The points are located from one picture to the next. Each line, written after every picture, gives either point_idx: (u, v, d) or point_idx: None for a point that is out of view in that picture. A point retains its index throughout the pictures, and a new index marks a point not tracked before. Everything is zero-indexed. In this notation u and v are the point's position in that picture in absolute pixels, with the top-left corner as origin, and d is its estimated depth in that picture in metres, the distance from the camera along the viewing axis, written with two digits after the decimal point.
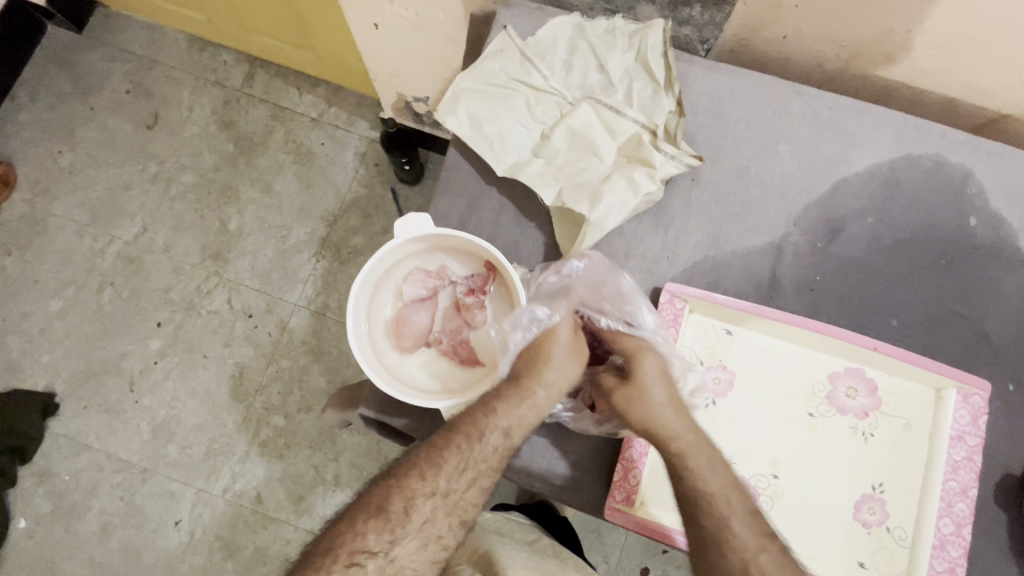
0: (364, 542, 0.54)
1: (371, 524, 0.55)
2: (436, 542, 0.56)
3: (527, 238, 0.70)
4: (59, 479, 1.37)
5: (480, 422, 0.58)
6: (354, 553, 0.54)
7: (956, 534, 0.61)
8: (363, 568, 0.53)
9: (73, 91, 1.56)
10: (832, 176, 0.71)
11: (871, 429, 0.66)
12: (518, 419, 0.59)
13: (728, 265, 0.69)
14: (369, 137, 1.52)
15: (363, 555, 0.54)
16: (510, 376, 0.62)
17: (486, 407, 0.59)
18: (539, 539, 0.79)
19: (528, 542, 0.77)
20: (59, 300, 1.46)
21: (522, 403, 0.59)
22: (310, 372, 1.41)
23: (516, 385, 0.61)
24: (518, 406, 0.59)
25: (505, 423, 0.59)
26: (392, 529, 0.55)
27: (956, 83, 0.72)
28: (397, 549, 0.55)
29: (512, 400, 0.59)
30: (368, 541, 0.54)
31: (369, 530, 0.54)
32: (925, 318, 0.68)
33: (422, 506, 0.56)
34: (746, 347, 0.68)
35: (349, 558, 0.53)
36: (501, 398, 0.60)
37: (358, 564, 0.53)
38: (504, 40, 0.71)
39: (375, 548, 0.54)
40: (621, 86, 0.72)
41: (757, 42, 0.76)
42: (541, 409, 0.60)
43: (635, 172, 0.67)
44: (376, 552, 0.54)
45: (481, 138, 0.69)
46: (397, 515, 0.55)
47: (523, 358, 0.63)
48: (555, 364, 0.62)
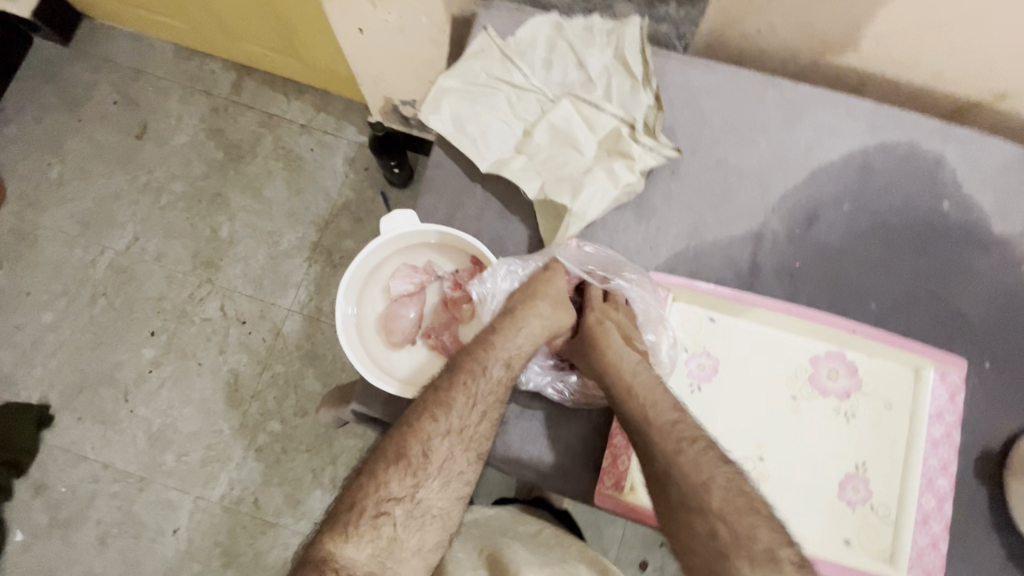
0: (387, 490, 0.57)
1: (393, 472, 0.57)
2: (457, 478, 0.60)
3: (512, 233, 0.71)
4: (55, 491, 1.37)
5: (482, 358, 0.61)
6: (381, 502, 0.56)
7: (936, 508, 0.64)
8: (392, 514, 0.56)
9: (60, 103, 1.57)
10: (808, 165, 0.72)
11: (853, 410, 0.67)
12: (518, 351, 0.63)
13: (709, 254, 0.71)
14: (358, 142, 1.53)
15: (389, 501, 0.57)
16: (505, 309, 0.65)
17: (486, 344, 0.62)
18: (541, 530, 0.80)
19: (531, 534, 0.79)
20: (51, 312, 1.46)
21: (522, 334, 0.63)
22: (305, 376, 1.41)
23: (512, 316, 0.64)
24: (516, 338, 0.63)
25: (506, 356, 0.62)
26: (413, 473, 0.58)
27: (925, 71, 0.74)
28: (422, 490, 0.58)
29: (510, 332, 0.63)
30: (392, 488, 0.57)
31: (392, 477, 0.57)
32: (902, 300, 0.70)
33: (439, 447, 0.59)
34: (730, 333, 0.70)
35: (376, 507, 0.56)
36: (500, 332, 0.63)
37: (386, 512, 0.56)
38: (484, 40, 0.72)
39: (400, 493, 0.57)
40: (600, 82, 0.73)
41: (732, 37, 0.78)
42: (537, 334, 0.64)
43: (615, 164, 0.69)
44: (401, 497, 0.57)
45: (464, 136, 0.70)
46: (416, 460, 0.58)
47: (519, 292, 0.66)
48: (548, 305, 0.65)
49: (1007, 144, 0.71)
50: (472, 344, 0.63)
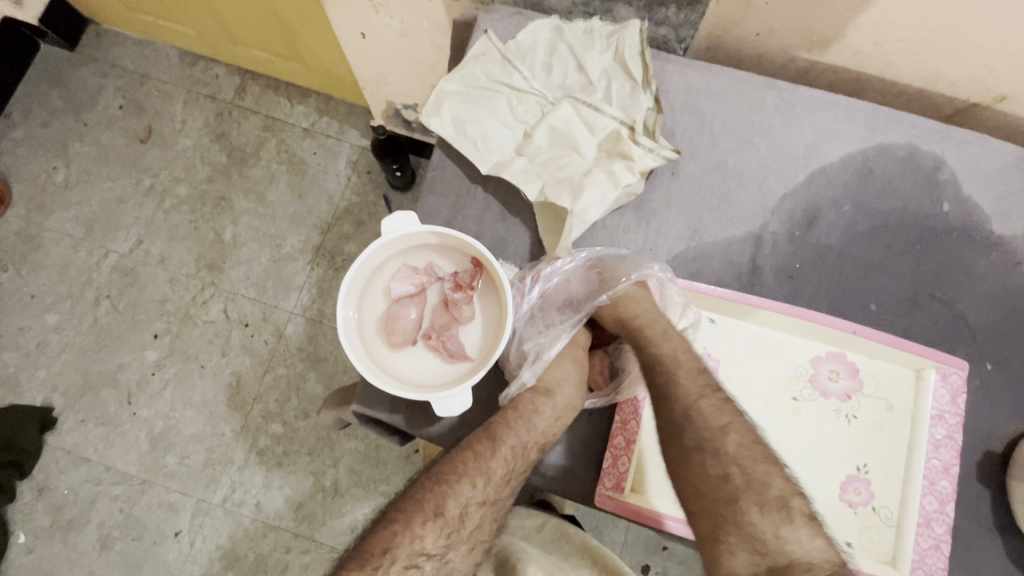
0: (422, 544, 0.57)
1: (428, 527, 0.58)
2: (479, 543, 0.61)
3: (512, 235, 0.71)
4: (58, 493, 1.37)
5: (522, 437, 0.64)
6: (414, 554, 0.57)
7: (939, 511, 0.63)
8: (422, 569, 0.57)
9: (66, 108, 1.58)
10: (807, 167, 0.73)
11: (854, 411, 0.67)
12: (551, 429, 0.66)
13: (709, 255, 0.71)
14: (360, 145, 1.54)
15: (422, 556, 0.57)
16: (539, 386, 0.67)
17: (525, 420, 0.64)
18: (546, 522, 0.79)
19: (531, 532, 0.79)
20: (55, 314, 1.47)
21: (557, 411, 0.66)
22: (307, 378, 1.42)
23: (549, 394, 0.67)
24: (552, 416, 0.66)
25: (542, 432, 0.65)
26: (447, 532, 0.59)
27: (925, 74, 0.74)
28: (451, 550, 0.59)
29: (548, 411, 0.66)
30: (426, 543, 0.57)
31: (428, 533, 0.57)
32: (902, 302, 0.70)
33: (471, 512, 0.60)
34: (730, 335, 0.70)
35: (408, 559, 0.56)
36: (539, 407, 0.66)
37: (417, 565, 0.57)
38: (485, 43, 0.72)
39: (432, 550, 0.58)
40: (600, 85, 0.74)
41: (731, 40, 0.79)
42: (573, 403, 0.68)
43: (615, 165, 0.69)
44: (433, 554, 0.58)
45: (464, 139, 0.71)
46: (451, 521, 0.59)
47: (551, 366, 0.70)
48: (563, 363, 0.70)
49: (1007, 145, 0.71)
50: (509, 412, 0.65)
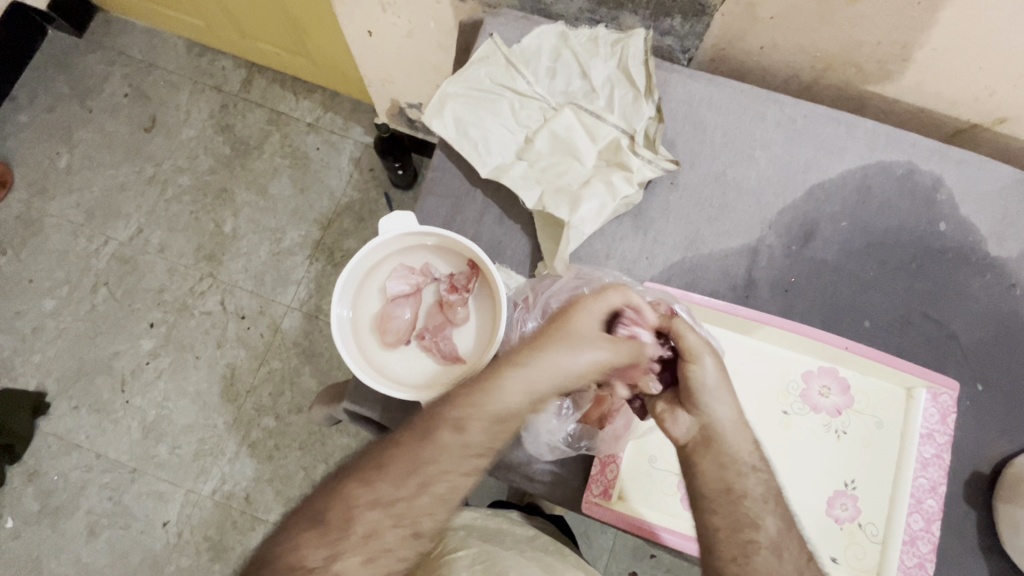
0: (302, 554, 0.52)
1: (311, 535, 0.52)
2: (384, 555, 0.53)
3: (510, 238, 0.71)
4: (47, 478, 1.37)
5: (431, 419, 0.55)
6: (296, 567, 0.51)
7: (925, 529, 0.63)
8: None
9: (72, 94, 1.59)
10: (807, 182, 0.73)
11: (844, 427, 0.67)
12: (473, 411, 0.55)
13: (706, 266, 0.71)
14: (363, 143, 1.55)
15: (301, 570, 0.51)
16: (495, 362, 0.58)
17: (444, 401, 0.56)
18: (538, 536, 0.80)
19: (527, 537, 0.79)
20: (52, 299, 1.47)
21: (489, 394, 0.55)
22: (301, 373, 1.42)
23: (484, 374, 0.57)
24: (475, 397, 0.55)
25: (462, 415, 0.55)
26: (331, 540, 0.52)
27: (927, 93, 0.75)
28: (339, 563, 0.52)
29: (471, 392, 0.56)
30: (306, 554, 0.52)
31: (308, 542, 0.52)
32: (895, 320, 0.70)
33: (365, 516, 0.53)
34: (725, 346, 0.70)
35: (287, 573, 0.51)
36: (500, 375, 0.56)
37: None
38: (490, 47, 0.73)
39: (313, 563, 0.51)
40: (603, 92, 0.74)
41: (736, 52, 0.79)
42: (540, 385, 0.56)
43: (613, 176, 0.68)
44: (314, 567, 0.51)
45: (466, 140, 0.70)
46: (338, 526, 0.53)
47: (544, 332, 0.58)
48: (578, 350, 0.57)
49: (1005, 168, 0.72)
50: (453, 395, 0.56)
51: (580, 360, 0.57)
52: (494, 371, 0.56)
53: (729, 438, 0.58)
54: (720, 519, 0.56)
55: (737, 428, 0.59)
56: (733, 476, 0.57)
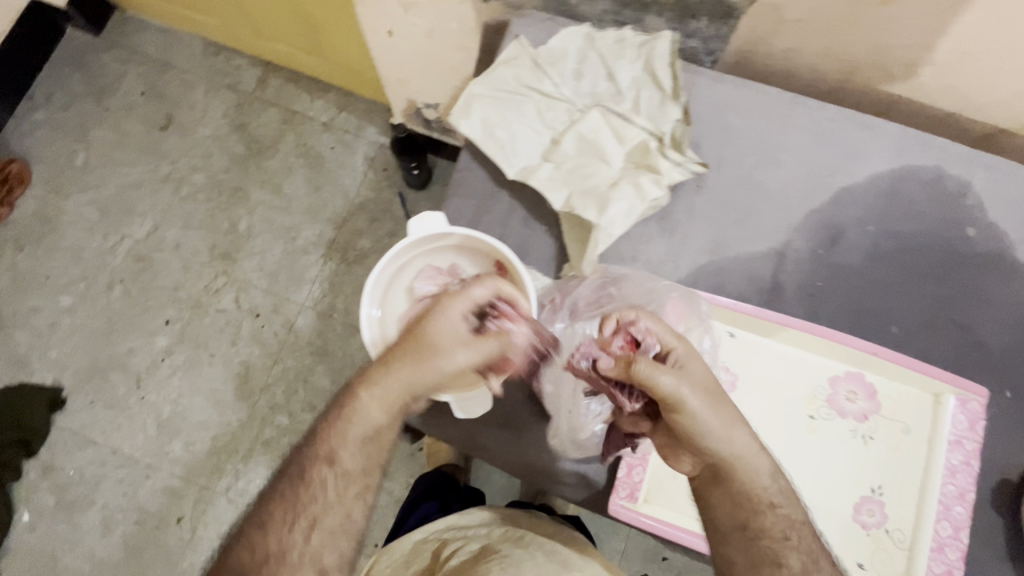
0: None
1: None
2: None
3: (536, 240, 0.71)
4: (63, 473, 1.38)
5: (302, 463, 0.56)
6: None
7: (953, 536, 0.62)
8: None
9: (89, 91, 1.60)
10: (833, 185, 0.72)
11: (870, 432, 0.67)
12: (342, 441, 0.55)
13: (732, 270, 0.70)
14: (378, 142, 1.55)
15: None
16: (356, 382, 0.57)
17: (313, 441, 0.57)
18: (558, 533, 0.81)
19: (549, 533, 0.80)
20: (68, 296, 1.48)
21: (353, 422, 0.55)
22: (314, 371, 1.42)
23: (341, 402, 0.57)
24: (340, 427, 0.56)
25: (335, 449, 0.55)
26: None
27: (954, 97, 0.74)
28: None
29: (335, 425, 0.56)
30: None
31: None
32: (922, 324, 0.70)
33: (263, 571, 0.53)
34: (750, 349, 0.70)
35: None
36: (354, 398, 0.55)
37: None
38: (517, 48, 0.73)
39: None
40: (629, 94, 0.73)
41: (760, 55, 0.79)
42: (403, 400, 0.55)
43: (642, 178, 0.68)
44: None
45: (493, 142, 0.71)
46: None
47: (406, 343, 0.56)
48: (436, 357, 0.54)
49: None
50: (318, 432, 0.57)
51: (421, 364, 0.55)
52: (350, 397, 0.55)
53: (739, 472, 0.55)
54: (736, 553, 0.55)
55: (746, 458, 0.55)
56: (750, 512, 0.55)
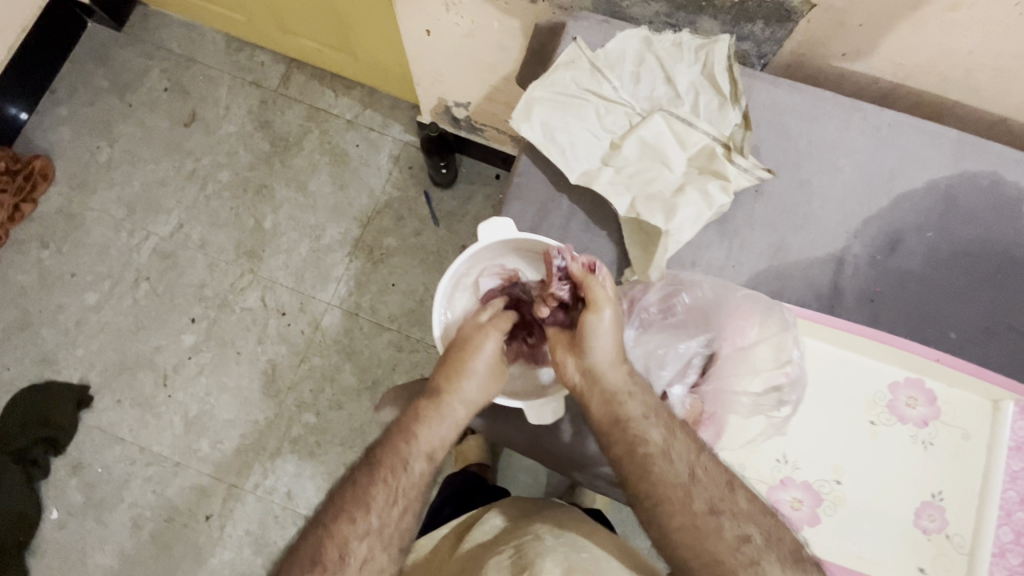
0: None
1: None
2: None
3: (596, 245, 0.70)
4: (92, 471, 1.39)
5: (402, 452, 0.61)
6: None
7: (1014, 541, 0.64)
8: None
9: (112, 87, 1.59)
10: (892, 191, 0.72)
11: (931, 438, 0.67)
12: (439, 439, 0.62)
13: (791, 275, 0.70)
14: (403, 140, 1.55)
15: None
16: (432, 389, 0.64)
17: (408, 433, 0.62)
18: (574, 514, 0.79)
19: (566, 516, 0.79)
20: (94, 293, 1.48)
21: (444, 423, 0.63)
22: (341, 370, 1.43)
23: (435, 398, 0.63)
24: (438, 426, 0.62)
25: (428, 442, 0.62)
26: None
27: (1010, 101, 0.74)
28: None
29: (433, 423, 0.62)
30: None
31: None
32: (981, 331, 0.70)
33: (358, 548, 0.57)
34: (809, 355, 0.69)
35: None
36: (445, 402, 0.63)
37: None
38: (574, 51, 0.73)
39: None
40: (688, 98, 0.73)
41: (814, 58, 0.79)
42: (473, 407, 0.63)
43: (709, 185, 0.67)
44: None
45: (554, 146, 0.70)
46: (332, 563, 0.56)
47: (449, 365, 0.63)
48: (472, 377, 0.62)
49: None
50: (415, 428, 0.62)
51: (477, 366, 0.63)
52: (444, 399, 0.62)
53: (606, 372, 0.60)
54: (618, 449, 0.59)
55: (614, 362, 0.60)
56: (617, 407, 0.60)
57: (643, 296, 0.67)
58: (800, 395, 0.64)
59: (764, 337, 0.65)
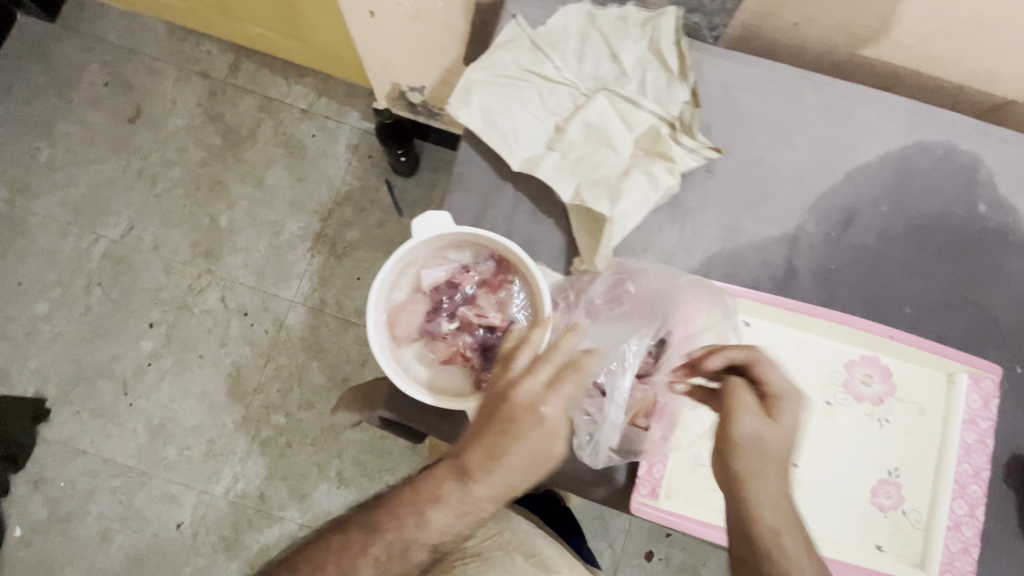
0: None
1: None
2: None
3: (544, 235, 0.68)
4: (54, 486, 1.34)
5: (405, 533, 0.55)
6: None
7: (968, 514, 0.64)
8: None
9: (47, 84, 1.48)
10: (845, 165, 0.70)
11: (886, 415, 0.67)
12: (451, 529, 0.54)
13: (745, 257, 0.69)
14: (361, 128, 1.49)
15: None
16: (456, 465, 0.53)
17: (416, 511, 0.55)
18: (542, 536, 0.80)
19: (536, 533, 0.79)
20: (44, 303, 1.41)
21: (459, 513, 0.53)
22: (309, 368, 1.39)
23: (456, 478, 0.53)
24: (454, 516, 0.53)
25: (436, 529, 0.54)
26: None
27: (963, 67, 0.72)
28: None
29: (446, 512, 0.53)
30: None
31: None
32: (937, 305, 0.69)
33: None
34: (764, 337, 0.68)
35: None
36: (470, 485, 0.52)
37: None
38: (513, 29, 0.69)
39: None
40: (634, 76, 0.70)
41: (767, 29, 0.75)
42: (500, 496, 0.53)
43: (654, 167, 0.65)
44: None
45: (494, 132, 0.67)
46: None
47: (488, 443, 0.51)
48: (507, 466, 0.51)
49: None
50: (423, 508, 0.54)
51: (512, 450, 0.51)
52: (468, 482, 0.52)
53: (762, 498, 0.52)
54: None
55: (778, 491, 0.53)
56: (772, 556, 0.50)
57: (589, 287, 0.66)
58: None
59: (709, 325, 0.64)
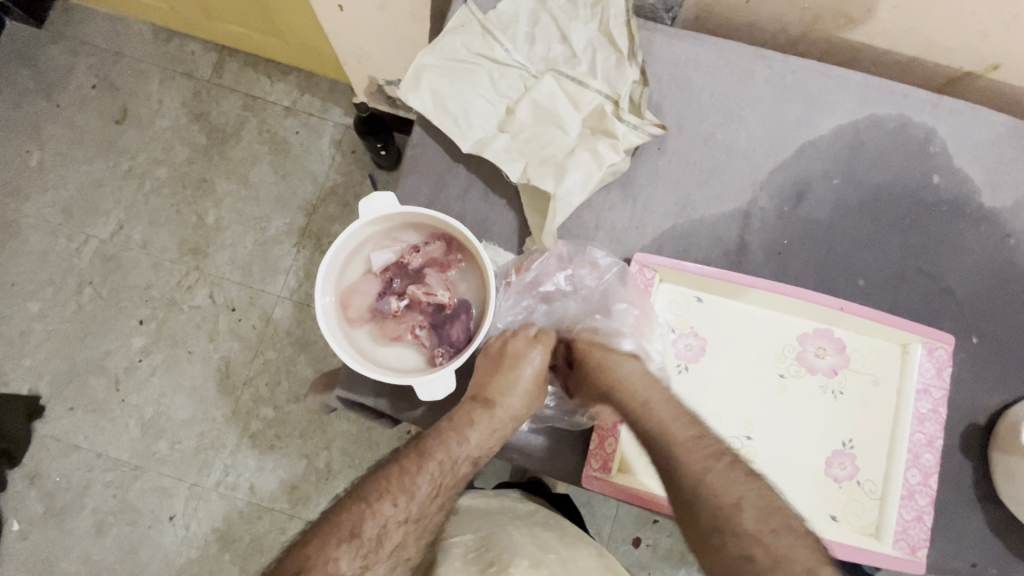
0: (336, 568, 0.52)
1: (343, 549, 0.53)
2: (404, 563, 0.56)
3: (497, 214, 0.70)
4: (50, 480, 1.34)
5: (451, 449, 0.59)
6: None
7: (922, 483, 0.63)
8: None
9: (38, 88, 1.50)
10: (797, 140, 0.71)
11: (841, 387, 0.68)
12: (485, 444, 0.61)
13: (698, 232, 0.70)
14: (344, 123, 1.47)
15: None
16: (476, 396, 0.62)
17: (457, 432, 0.60)
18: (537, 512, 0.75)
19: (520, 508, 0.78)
20: (38, 302, 1.42)
21: (491, 430, 0.61)
22: (297, 362, 1.37)
23: (483, 403, 0.62)
24: (488, 431, 0.61)
25: (475, 445, 0.61)
26: (364, 554, 0.53)
27: (916, 42, 0.70)
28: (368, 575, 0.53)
29: (481, 430, 0.61)
30: (341, 567, 0.52)
31: (342, 556, 0.52)
32: (890, 277, 0.69)
33: (394, 532, 0.55)
34: (716, 313, 0.70)
35: None
36: (495, 407, 0.62)
37: None
38: (465, 14, 0.69)
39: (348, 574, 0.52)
40: (585, 57, 0.70)
41: (723, 8, 0.75)
42: (517, 417, 0.63)
43: (599, 144, 0.67)
44: None
45: (445, 115, 0.68)
46: (370, 541, 0.54)
47: (497, 374, 0.63)
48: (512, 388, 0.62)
49: (999, 116, 0.70)
50: (463, 429, 0.60)
51: (516, 385, 0.62)
52: (492, 405, 0.61)
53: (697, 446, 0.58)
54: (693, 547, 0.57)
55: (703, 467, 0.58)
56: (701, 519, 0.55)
57: (540, 267, 0.66)
58: (698, 359, 0.68)
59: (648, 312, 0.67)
